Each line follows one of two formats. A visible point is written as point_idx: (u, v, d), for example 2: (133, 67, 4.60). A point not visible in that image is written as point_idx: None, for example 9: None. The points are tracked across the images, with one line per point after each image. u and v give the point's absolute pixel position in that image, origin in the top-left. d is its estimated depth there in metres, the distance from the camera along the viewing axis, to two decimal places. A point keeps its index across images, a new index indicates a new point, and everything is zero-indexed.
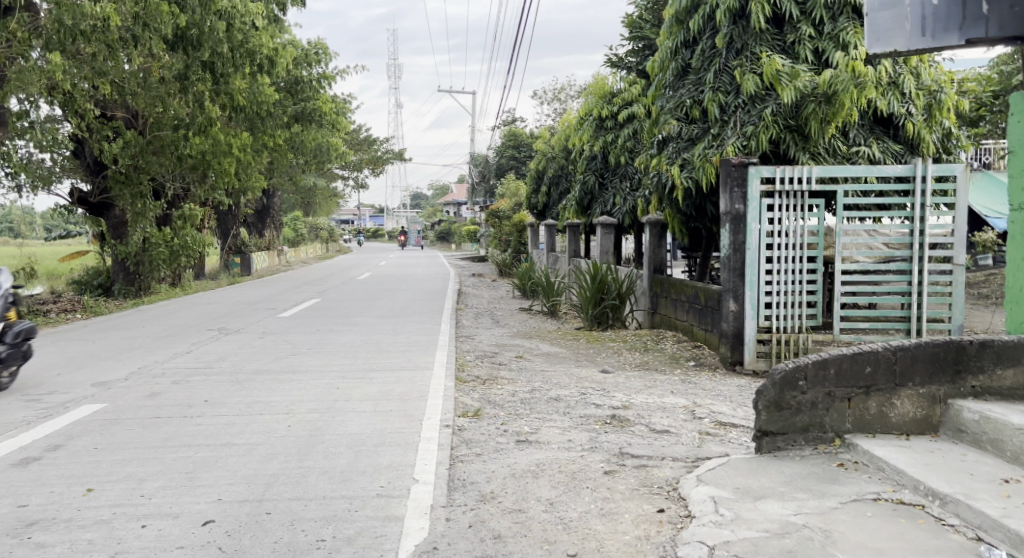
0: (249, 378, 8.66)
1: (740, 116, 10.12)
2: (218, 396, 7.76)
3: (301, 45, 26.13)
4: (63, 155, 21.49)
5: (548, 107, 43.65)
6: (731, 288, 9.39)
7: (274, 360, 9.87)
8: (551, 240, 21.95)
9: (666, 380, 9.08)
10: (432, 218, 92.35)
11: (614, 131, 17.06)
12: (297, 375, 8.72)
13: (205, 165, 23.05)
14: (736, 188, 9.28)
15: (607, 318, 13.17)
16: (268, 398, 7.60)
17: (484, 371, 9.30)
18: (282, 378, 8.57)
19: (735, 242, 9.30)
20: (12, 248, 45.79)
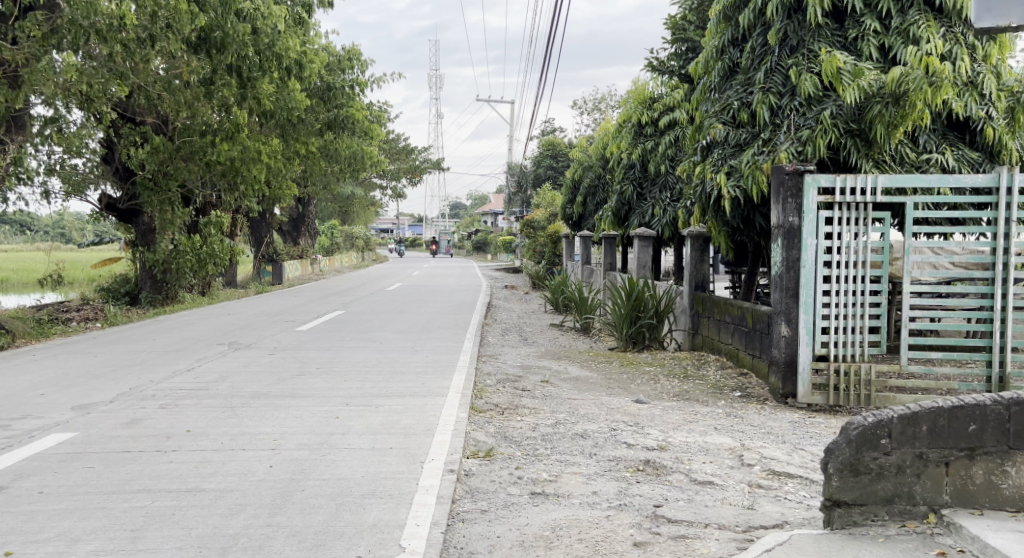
0: (241, 404, 7.83)
1: (793, 119, 9.11)
2: (203, 425, 6.95)
3: (334, 51, 25.49)
4: (93, 159, 20.98)
5: (588, 117, 42.78)
6: (784, 311, 8.36)
7: (277, 381, 9.04)
8: (586, 252, 21.00)
9: (708, 414, 8.06)
10: (469, 228, 91.80)
11: (654, 138, 16.11)
12: (296, 401, 7.89)
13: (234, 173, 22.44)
14: (789, 199, 8.27)
15: (642, 338, 12.19)
16: (257, 429, 6.75)
17: (504, 398, 8.39)
18: (278, 405, 7.73)
19: (789, 258, 8.29)
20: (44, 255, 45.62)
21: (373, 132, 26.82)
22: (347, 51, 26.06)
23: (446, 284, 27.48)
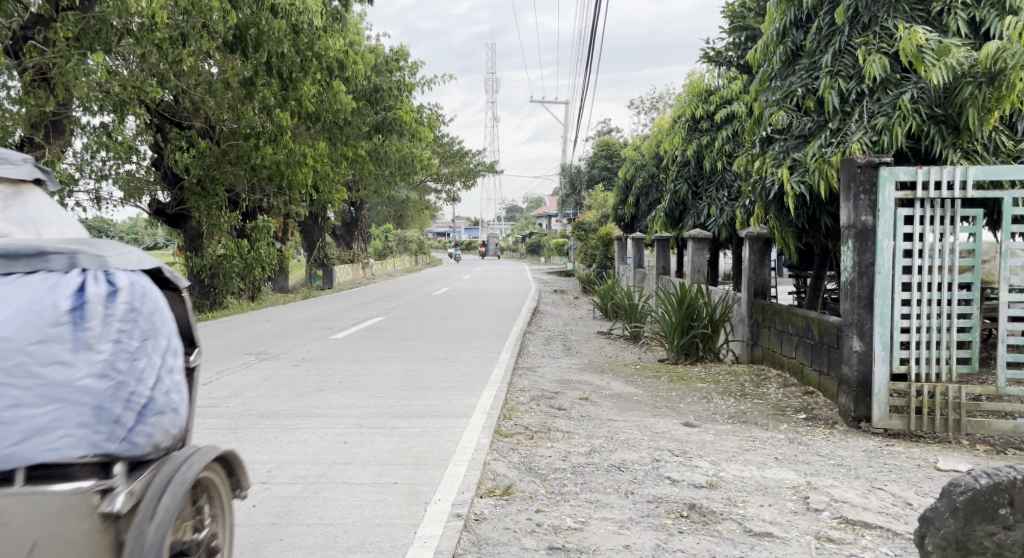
0: (247, 424, 7.11)
1: (866, 105, 8.11)
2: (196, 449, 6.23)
3: (381, 52, 24.86)
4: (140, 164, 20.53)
5: (645, 117, 41.67)
6: (855, 323, 7.37)
7: (293, 398, 8.32)
8: (638, 255, 20.05)
9: (766, 441, 7.10)
10: (524, 230, 91.12)
11: (710, 133, 15.05)
12: (306, 422, 7.14)
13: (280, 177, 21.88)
14: (862, 195, 7.31)
15: (696, 349, 11.22)
16: (253, 455, 6.03)
17: (537, 419, 7.55)
18: (285, 426, 6.99)
19: (860, 263, 7.32)
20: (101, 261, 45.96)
21: (423, 135, 26.12)
22: (396, 52, 25.40)
23: (495, 288, 26.71)
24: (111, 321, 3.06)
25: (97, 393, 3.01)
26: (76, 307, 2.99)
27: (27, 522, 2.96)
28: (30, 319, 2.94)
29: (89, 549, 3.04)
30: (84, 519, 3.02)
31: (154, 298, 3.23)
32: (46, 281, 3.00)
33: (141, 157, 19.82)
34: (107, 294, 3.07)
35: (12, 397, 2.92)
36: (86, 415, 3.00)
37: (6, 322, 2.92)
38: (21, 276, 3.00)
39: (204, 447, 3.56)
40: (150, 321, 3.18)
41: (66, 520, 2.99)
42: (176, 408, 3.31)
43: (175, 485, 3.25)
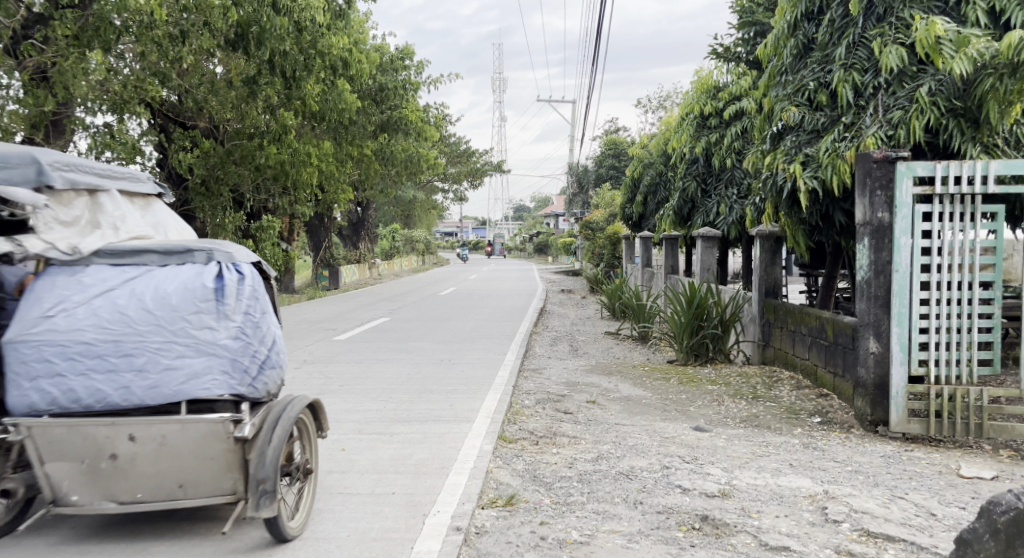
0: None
1: (881, 98, 7.85)
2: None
3: (386, 51, 24.61)
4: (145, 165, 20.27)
5: (653, 115, 41.40)
6: (872, 323, 7.13)
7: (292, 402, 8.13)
8: (646, 254, 19.81)
9: (779, 446, 6.86)
10: (532, 230, 90.85)
11: (719, 130, 14.78)
12: None
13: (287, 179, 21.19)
14: (878, 191, 7.06)
15: (705, 351, 10.97)
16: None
17: (542, 424, 7.32)
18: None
19: (876, 262, 7.10)
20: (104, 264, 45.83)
21: (428, 134, 25.88)
22: (401, 51, 25.15)
23: (501, 288, 26.44)
24: (239, 299, 4.40)
25: (233, 349, 4.30)
26: (218, 287, 4.35)
27: (185, 441, 4.15)
28: (190, 296, 4.31)
29: (227, 465, 4.22)
30: (222, 442, 4.18)
31: (264, 284, 4.59)
32: (194, 270, 4.38)
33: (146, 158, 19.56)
34: (237, 278, 4.43)
35: (178, 351, 4.22)
36: (226, 364, 4.27)
37: (175, 296, 4.29)
38: (179, 267, 4.39)
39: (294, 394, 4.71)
40: (264, 300, 4.54)
41: (210, 443, 4.17)
42: (280, 365, 4.62)
43: (283, 421, 4.43)
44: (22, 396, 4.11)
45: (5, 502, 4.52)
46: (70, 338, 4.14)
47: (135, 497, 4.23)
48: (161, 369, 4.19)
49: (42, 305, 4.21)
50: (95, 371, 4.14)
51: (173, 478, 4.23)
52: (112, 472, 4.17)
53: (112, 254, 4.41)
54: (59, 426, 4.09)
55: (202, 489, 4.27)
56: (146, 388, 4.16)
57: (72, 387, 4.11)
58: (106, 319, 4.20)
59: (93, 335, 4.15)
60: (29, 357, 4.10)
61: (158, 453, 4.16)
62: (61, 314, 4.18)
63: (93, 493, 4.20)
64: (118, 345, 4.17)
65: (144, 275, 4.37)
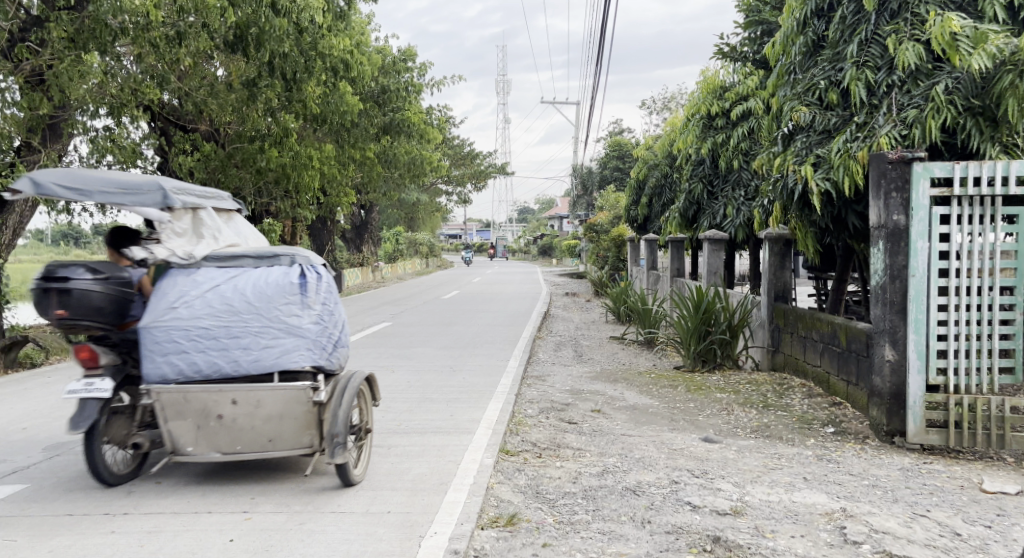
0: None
1: (896, 97, 7.60)
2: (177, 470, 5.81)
3: (389, 53, 24.28)
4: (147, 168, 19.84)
5: (657, 117, 41.10)
6: (888, 330, 6.86)
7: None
8: (652, 257, 19.55)
9: (791, 459, 6.60)
10: (536, 232, 90.58)
11: (726, 131, 14.52)
12: None
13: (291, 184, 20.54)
14: (893, 192, 6.80)
15: (713, 356, 10.72)
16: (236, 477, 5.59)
17: (546, 434, 7.08)
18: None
19: (892, 266, 6.80)
20: None
21: (432, 137, 25.62)
22: (403, 53, 24.85)
23: (505, 291, 26.17)
24: (315, 292, 5.64)
25: (313, 331, 5.51)
26: (301, 283, 5.60)
27: (276, 403, 5.36)
28: (278, 291, 5.54)
29: (307, 421, 5.42)
30: (304, 404, 5.40)
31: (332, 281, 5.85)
32: (282, 271, 5.63)
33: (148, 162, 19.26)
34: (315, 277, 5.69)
35: (273, 332, 5.44)
36: (309, 342, 5.48)
37: (269, 290, 5.53)
38: (268, 269, 5.64)
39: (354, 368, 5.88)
40: (334, 293, 5.78)
41: (294, 404, 5.38)
42: (343, 344, 5.85)
43: (348, 389, 5.62)
44: (156, 368, 5.36)
45: (128, 455, 5.75)
46: (191, 324, 5.40)
47: (236, 449, 5.47)
48: (260, 346, 5.40)
49: (168, 299, 5.49)
50: (211, 348, 5.37)
51: (263, 434, 5.44)
52: (217, 430, 5.41)
53: (220, 259, 5.72)
54: (181, 392, 5.34)
55: (288, 443, 5.48)
56: (249, 361, 5.38)
57: (194, 361, 5.35)
58: (217, 309, 5.46)
59: (207, 322, 5.40)
60: (160, 338, 5.34)
61: (254, 413, 5.39)
62: (182, 306, 5.45)
63: (204, 446, 5.44)
64: (226, 328, 5.41)
65: (244, 275, 5.64)
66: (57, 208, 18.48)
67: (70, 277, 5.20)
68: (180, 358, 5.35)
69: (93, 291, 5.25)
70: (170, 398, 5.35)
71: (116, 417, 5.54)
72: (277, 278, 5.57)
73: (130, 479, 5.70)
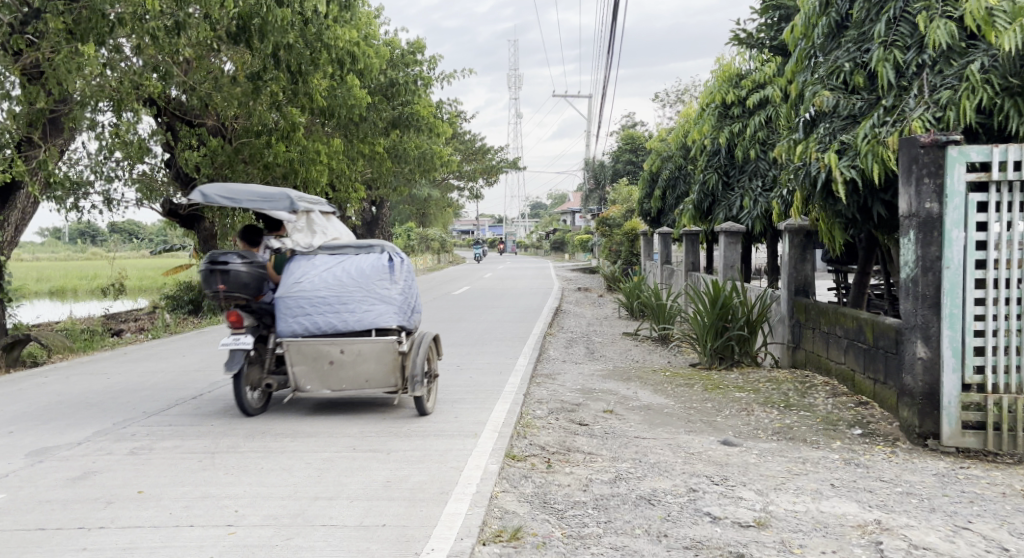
0: (223, 436, 6.28)
1: (927, 78, 7.28)
2: (160, 471, 5.39)
3: (398, 46, 23.72)
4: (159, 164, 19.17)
5: (670, 110, 40.61)
6: (921, 326, 6.49)
7: (291, 411, 7.58)
8: (665, 251, 19.10)
9: (816, 463, 6.19)
10: (547, 227, 90.19)
11: (742, 120, 14.09)
12: (293, 440, 6.31)
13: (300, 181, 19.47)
14: (926, 178, 6.43)
15: (731, 353, 10.30)
16: (223, 480, 5.17)
17: (555, 437, 6.70)
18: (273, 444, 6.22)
19: (925, 257, 6.45)
20: (111, 264, 45.07)
21: (442, 131, 25.19)
22: (412, 45, 24.31)
23: (516, 288, 25.72)
24: (400, 272, 7.24)
25: (398, 301, 7.06)
26: (389, 266, 7.16)
27: (370, 352, 6.92)
28: (373, 271, 7.11)
29: (392, 367, 6.97)
30: (390, 353, 6.95)
31: (410, 266, 7.39)
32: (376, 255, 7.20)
33: (155, 158, 18.79)
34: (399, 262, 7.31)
35: (372, 300, 7.01)
36: (397, 308, 7.04)
37: (368, 269, 7.10)
38: (365, 255, 7.26)
39: (425, 331, 7.47)
40: (411, 275, 7.31)
41: (383, 354, 6.94)
42: (417, 313, 7.42)
43: (422, 344, 7.21)
44: (288, 326, 7.00)
45: (259, 395, 7.45)
46: (312, 295, 7.01)
47: (341, 387, 7.07)
48: (362, 311, 6.98)
49: (295, 277, 7.15)
50: (327, 312, 6.97)
51: (362, 376, 7.02)
52: (328, 371, 7.03)
53: (333, 248, 7.37)
54: (301, 344, 6.95)
55: (379, 383, 7.05)
56: (354, 320, 6.96)
57: (314, 320, 6.96)
58: (330, 284, 7.07)
59: (322, 292, 7.01)
60: (291, 305, 6.99)
61: (355, 359, 6.98)
62: (305, 282, 7.09)
63: (317, 384, 7.07)
64: (337, 297, 7.02)
65: (349, 260, 7.24)
66: (63, 205, 18.13)
67: (228, 263, 6.92)
68: (305, 318, 6.98)
69: (243, 272, 6.96)
70: (294, 348, 6.99)
71: (253, 365, 7.25)
72: (371, 260, 7.19)
73: (262, 415, 7.38)
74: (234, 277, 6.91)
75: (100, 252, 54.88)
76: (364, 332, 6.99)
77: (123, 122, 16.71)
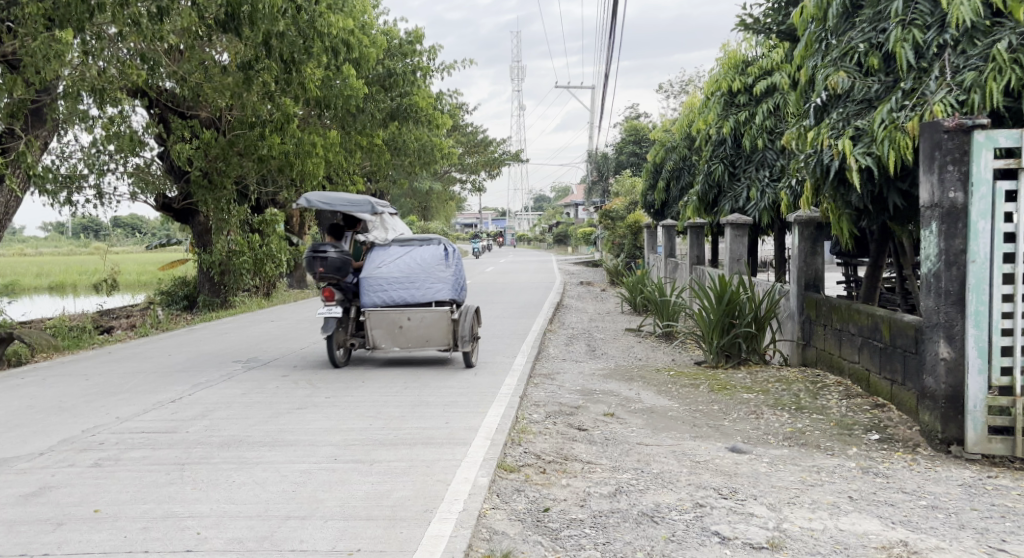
0: (196, 439, 5.83)
1: (948, 59, 6.92)
2: (120, 478, 4.93)
3: (396, 36, 23.16)
4: (149, 157, 18.67)
5: (674, 101, 40.18)
6: (944, 324, 6.12)
7: (276, 408, 7.12)
8: (670, 244, 18.65)
9: (832, 473, 5.73)
10: (551, 220, 89.70)
11: (749, 108, 13.63)
12: (272, 444, 5.86)
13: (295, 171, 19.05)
14: (950, 165, 6.05)
15: (738, 350, 9.88)
16: (189, 490, 4.72)
17: (551, 443, 6.27)
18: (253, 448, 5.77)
19: (949, 250, 6.07)
20: (110, 260, 44.58)
21: (441, 122, 24.67)
22: (411, 35, 23.70)
23: (516, 281, 25.27)
24: (451, 260, 9.39)
25: (451, 280, 9.17)
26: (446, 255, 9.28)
27: (429, 316, 8.99)
28: (433, 260, 9.25)
29: (446, 329, 9.04)
30: (444, 318, 9.02)
31: (457, 256, 9.51)
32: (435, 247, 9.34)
33: (149, 151, 18.29)
34: (451, 253, 9.48)
35: (433, 279, 9.14)
36: (451, 286, 9.17)
37: (430, 257, 9.23)
38: (427, 247, 9.44)
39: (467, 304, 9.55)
40: (459, 262, 9.43)
41: (438, 318, 9.02)
42: (462, 291, 9.49)
43: (467, 312, 9.29)
44: (371, 299, 9.05)
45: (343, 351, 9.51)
46: (388, 277, 9.09)
47: (408, 345, 9.12)
48: (425, 288, 9.08)
49: (375, 263, 9.27)
50: (400, 288, 9.05)
51: (423, 337, 9.08)
52: (399, 333, 9.10)
53: (401, 243, 9.50)
54: (378, 311, 9.00)
55: (436, 342, 9.11)
56: (419, 295, 9.05)
57: (390, 294, 9.02)
58: (402, 268, 9.18)
59: (396, 274, 9.11)
60: (372, 284, 9.06)
61: (419, 323, 9.05)
62: (383, 267, 9.22)
63: (389, 343, 9.10)
64: (407, 277, 9.12)
65: (414, 251, 9.38)
66: (55, 199, 17.67)
67: (326, 251, 8.89)
68: (383, 293, 9.03)
69: (337, 257, 8.92)
70: (375, 314, 9.05)
71: (339, 330, 9.28)
72: (430, 250, 9.37)
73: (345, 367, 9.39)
74: (332, 262, 8.85)
75: (104, 247, 54.67)
76: (425, 303, 9.08)
77: (114, 114, 16.22)
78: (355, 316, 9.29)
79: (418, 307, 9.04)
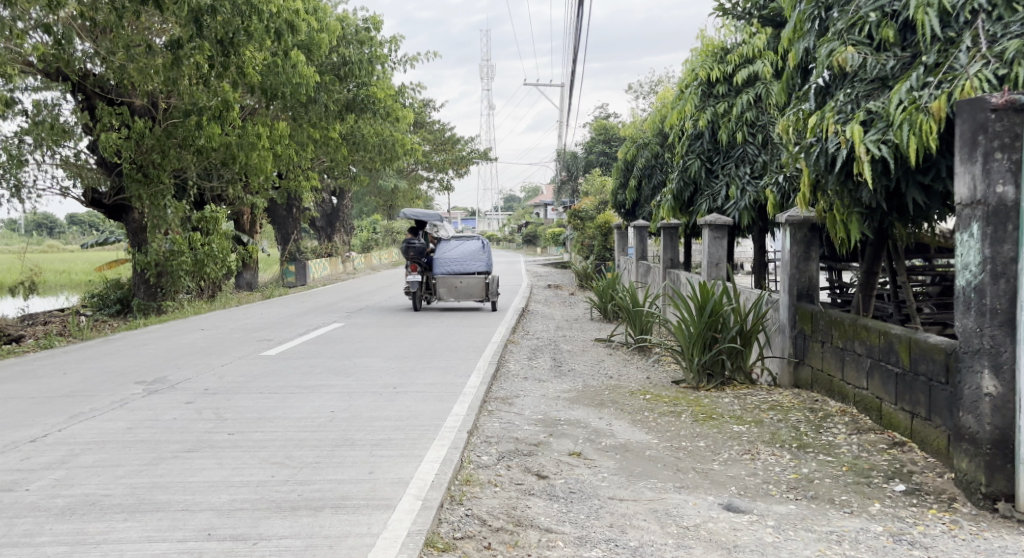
0: (30, 504, 4.46)
1: (982, 26, 5.85)
2: None
3: (352, 24, 21.67)
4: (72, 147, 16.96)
5: (644, 101, 39.14)
6: (988, 349, 4.91)
7: (165, 447, 5.77)
8: (642, 245, 17.41)
9: (857, 543, 4.48)
10: (519, 219, 88.48)
11: (728, 100, 12.40)
12: (135, 502, 4.53)
13: (235, 163, 17.48)
14: (998, 149, 4.84)
15: (721, 370, 8.62)
16: None
17: (502, 499, 4.99)
18: (106, 511, 4.42)
19: (996, 258, 4.87)
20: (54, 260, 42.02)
21: (401, 116, 23.24)
22: (369, 21, 22.20)
23: None
24: (486, 248, 14.54)
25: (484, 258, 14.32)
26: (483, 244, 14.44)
27: (470, 279, 14.27)
28: (475, 249, 14.43)
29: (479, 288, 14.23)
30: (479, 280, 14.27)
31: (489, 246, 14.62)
32: (477, 241, 14.53)
33: (74, 142, 16.60)
34: (488, 245, 14.61)
35: (477, 258, 14.36)
36: (484, 262, 14.35)
37: (473, 245, 14.47)
38: (472, 240, 14.61)
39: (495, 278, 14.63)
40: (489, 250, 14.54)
41: (474, 281, 14.28)
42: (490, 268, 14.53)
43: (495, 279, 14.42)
44: (439, 270, 14.36)
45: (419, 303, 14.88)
46: (447, 256, 14.38)
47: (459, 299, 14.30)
48: (470, 262, 14.32)
49: (442, 249, 14.55)
50: (452, 262, 14.30)
51: (468, 293, 14.31)
52: (454, 290, 14.34)
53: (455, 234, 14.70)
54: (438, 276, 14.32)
55: (476, 297, 14.33)
56: (465, 266, 14.29)
57: (450, 267, 14.29)
58: (457, 253, 14.43)
59: (453, 255, 14.38)
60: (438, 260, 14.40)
61: (466, 285, 14.31)
62: (446, 251, 14.48)
63: (447, 295, 14.33)
64: (460, 258, 14.34)
65: (464, 239, 14.57)
66: None
67: (412, 241, 14.42)
68: (447, 266, 14.28)
69: (419, 244, 14.44)
70: (440, 279, 14.38)
71: (420, 290, 14.75)
72: (475, 240, 14.56)
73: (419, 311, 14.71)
74: (416, 248, 14.38)
75: (57, 245, 52.49)
76: (471, 273, 14.31)
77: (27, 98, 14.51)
78: (429, 281, 14.78)
79: (468, 275, 14.30)
